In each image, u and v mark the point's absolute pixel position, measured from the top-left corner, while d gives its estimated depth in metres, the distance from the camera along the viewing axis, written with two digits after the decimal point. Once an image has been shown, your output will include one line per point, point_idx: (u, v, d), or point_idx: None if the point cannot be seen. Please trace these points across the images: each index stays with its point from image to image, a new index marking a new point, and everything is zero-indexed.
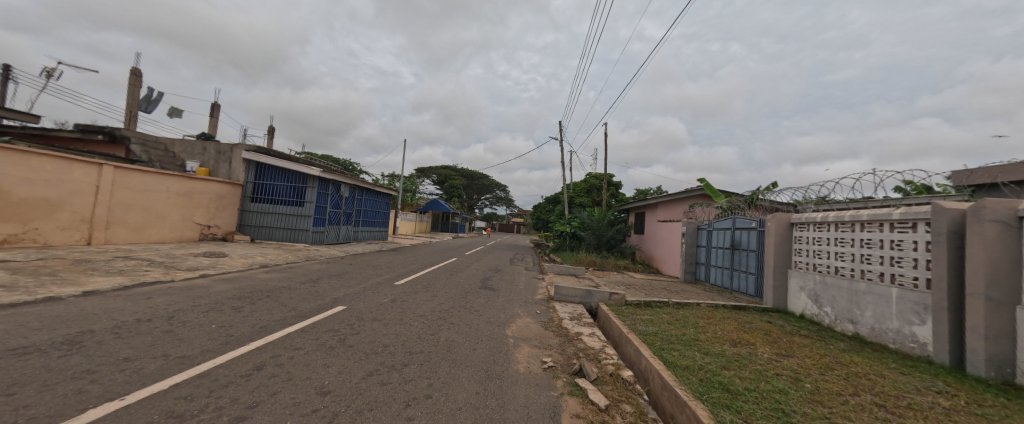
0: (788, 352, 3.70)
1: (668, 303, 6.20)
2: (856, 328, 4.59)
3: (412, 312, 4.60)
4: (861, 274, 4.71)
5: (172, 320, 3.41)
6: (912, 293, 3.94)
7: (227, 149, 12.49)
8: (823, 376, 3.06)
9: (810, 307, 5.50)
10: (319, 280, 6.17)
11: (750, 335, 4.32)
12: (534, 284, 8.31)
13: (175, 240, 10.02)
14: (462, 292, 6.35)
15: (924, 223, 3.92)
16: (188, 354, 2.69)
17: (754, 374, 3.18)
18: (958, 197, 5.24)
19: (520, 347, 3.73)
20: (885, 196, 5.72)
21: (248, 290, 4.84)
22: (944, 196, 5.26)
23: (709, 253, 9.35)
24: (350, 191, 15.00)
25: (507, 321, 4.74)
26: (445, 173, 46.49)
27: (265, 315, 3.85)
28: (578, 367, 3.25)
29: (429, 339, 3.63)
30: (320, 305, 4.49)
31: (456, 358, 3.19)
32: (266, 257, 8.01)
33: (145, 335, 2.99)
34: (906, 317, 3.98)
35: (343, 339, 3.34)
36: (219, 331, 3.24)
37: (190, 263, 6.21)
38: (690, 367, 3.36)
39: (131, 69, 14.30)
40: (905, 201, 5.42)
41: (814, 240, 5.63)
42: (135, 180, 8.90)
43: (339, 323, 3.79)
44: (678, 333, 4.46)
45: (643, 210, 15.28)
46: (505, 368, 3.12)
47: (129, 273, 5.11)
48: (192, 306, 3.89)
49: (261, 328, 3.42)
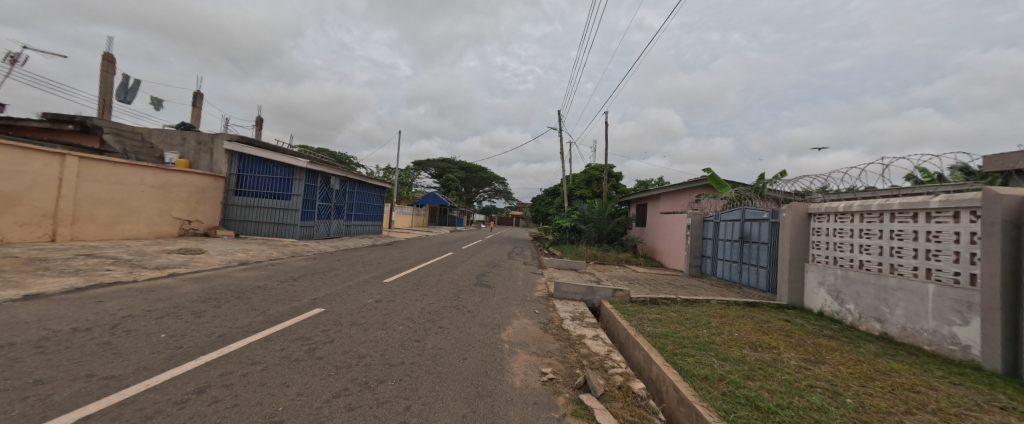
0: (817, 359, 3.28)
1: (675, 301, 5.80)
2: (884, 328, 4.20)
3: (397, 314, 4.18)
4: (889, 269, 4.30)
5: (115, 329, 2.97)
6: (952, 289, 3.53)
7: (209, 139, 11.92)
8: (866, 389, 2.65)
9: (831, 304, 5.11)
10: (301, 278, 5.72)
11: (771, 337, 3.90)
12: (533, 280, 7.88)
13: (152, 236, 9.58)
14: (455, 290, 5.92)
15: (969, 212, 3.50)
16: (116, 374, 2.25)
17: (783, 386, 2.77)
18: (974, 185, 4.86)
19: (516, 355, 3.31)
20: (893, 187, 5.39)
21: (216, 291, 4.41)
22: (959, 185, 4.91)
23: (717, 246, 8.94)
24: (341, 184, 14.50)
25: (502, 323, 4.32)
26: (444, 166, 45.91)
27: (229, 320, 3.41)
28: (582, 379, 2.83)
29: (414, 347, 3.21)
30: (295, 307, 4.06)
31: (441, 371, 2.76)
32: (248, 253, 7.53)
33: (72, 349, 2.54)
34: (945, 317, 3.58)
35: (312, 349, 2.91)
36: (167, 342, 2.80)
37: (160, 261, 5.75)
38: (709, 377, 2.95)
39: (105, 55, 13.64)
40: (914, 192, 5.10)
41: (835, 231, 5.21)
42: (103, 172, 8.40)
43: (312, 330, 3.35)
44: (692, 336, 4.05)
45: (645, 201, 14.85)
46: (498, 382, 2.70)
47: (86, 272, 4.65)
48: (146, 311, 3.44)
49: (219, 337, 2.97)
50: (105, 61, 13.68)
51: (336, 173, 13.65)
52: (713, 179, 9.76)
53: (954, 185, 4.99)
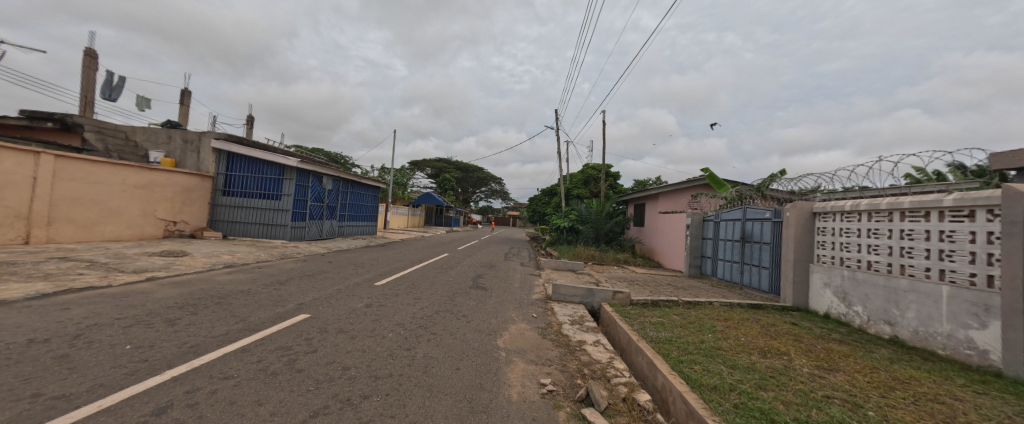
0: (830, 366, 3.10)
1: (677, 303, 5.62)
2: (894, 331, 4.05)
3: (387, 320, 3.97)
4: (899, 270, 4.15)
5: (77, 339, 2.73)
6: (968, 291, 3.38)
7: (195, 137, 11.62)
8: (887, 400, 2.47)
9: (837, 306, 4.97)
10: (287, 281, 5.47)
11: (779, 342, 3.73)
12: (531, 282, 7.68)
13: (135, 238, 9.29)
14: (449, 293, 5.70)
15: (986, 211, 3.35)
16: (67, 393, 2.03)
17: (800, 398, 2.59)
18: (972, 184, 4.84)
19: (513, 364, 3.11)
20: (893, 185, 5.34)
21: (195, 296, 4.16)
22: (958, 185, 4.89)
23: (717, 246, 8.82)
24: (335, 184, 14.23)
25: (499, 329, 4.10)
26: (440, 166, 46.16)
27: (204, 329, 3.17)
28: (583, 392, 2.63)
29: (403, 357, 3.00)
30: (279, 313, 3.84)
31: (432, 384, 2.56)
32: (234, 255, 7.26)
33: (22, 364, 2.30)
34: (960, 320, 3.43)
35: (292, 360, 2.69)
36: (131, 354, 2.57)
37: (139, 264, 5.47)
38: (718, 388, 2.77)
39: (86, 50, 13.27)
40: (914, 192, 5.06)
41: (841, 231, 5.07)
42: (81, 172, 8.11)
43: (294, 338, 3.13)
44: (696, 341, 3.86)
45: (644, 201, 14.69)
46: (494, 395, 2.51)
47: (56, 277, 4.38)
48: (114, 320, 3.19)
49: (191, 348, 2.74)
50: (87, 57, 13.32)
51: (328, 172, 13.37)
52: (713, 179, 9.59)
53: (953, 185, 4.97)
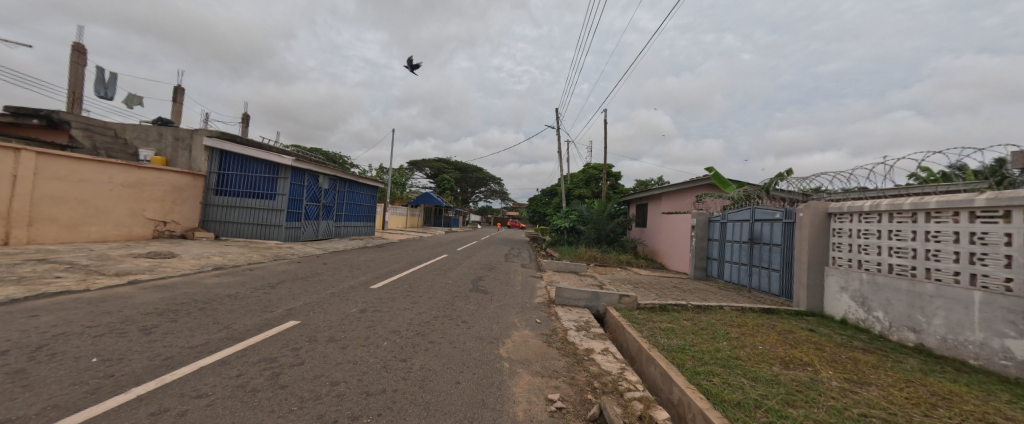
0: (860, 379, 2.87)
1: (687, 307, 5.38)
2: (920, 339, 3.82)
3: (382, 327, 3.72)
4: (924, 274, 3.92)
5: (38, 352, 2.47)
6: (1003, 297, 3.16)
7: (187, 135, 11.36)
8: (931, 419, 2.24)
9: (855, 311, 4.76)
10: (279, 284, 5.23)
11: (800, 352, 3.51)
12: (532, 284, 7.43)
13: (123, 238, 9.04)
14: (448, 297, 5.45)
15: (1022, 211, 3.12)
16: (12, 417, 1.77)
17: (832, 416, 2.35)
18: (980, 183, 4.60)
19: (518, 377, 2.88)
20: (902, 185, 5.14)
21: (177, 301, 3.91)
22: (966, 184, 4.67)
23: (723, 247, 8.62)
24: (332, 183, 13.97)
25: (501, 337, 3.87)
26: (439, 165, 46.01)
27: (183, 338, 2.93)
28: (596, 410, 2.38)
29: (399, 368, 2.77)
30: (267, 319, 3.61)
31: (430, 401, 2.32)
32: (225, 257, 6.98)
33: None
34: (995, 328, 3.20)
35: (276, 374, 2.45)
36: (97, 369, 2.32)
37: (122, 266, 5.18)
38: (742, 404, 2.53)
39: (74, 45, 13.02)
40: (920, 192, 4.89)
41: (859, 232, 4.85)
42: (65, 169, 7.84)
43: (280, 349, 2.89)
44: (711, 350, 3.63)
45: (646, 201, 14.48)
46: (498, 414, 2.27)
47: (30, 280, 4.11)
48: (84, 329, 2.94)
49: (163, 361, 2.49)
50: (75, 52, 13.06)
51: (325, 172, 13.14)
52: (716, 179, 9.41)
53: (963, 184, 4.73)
